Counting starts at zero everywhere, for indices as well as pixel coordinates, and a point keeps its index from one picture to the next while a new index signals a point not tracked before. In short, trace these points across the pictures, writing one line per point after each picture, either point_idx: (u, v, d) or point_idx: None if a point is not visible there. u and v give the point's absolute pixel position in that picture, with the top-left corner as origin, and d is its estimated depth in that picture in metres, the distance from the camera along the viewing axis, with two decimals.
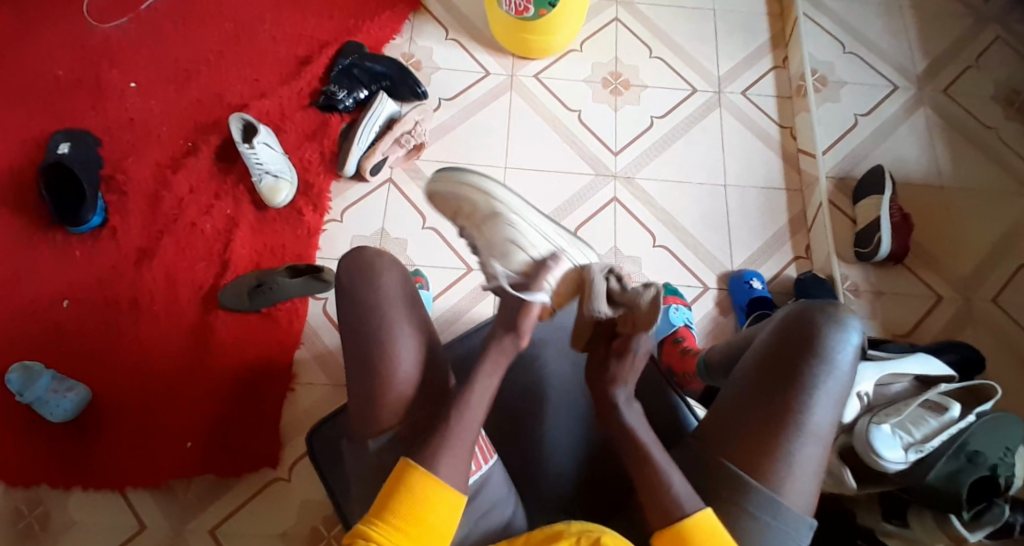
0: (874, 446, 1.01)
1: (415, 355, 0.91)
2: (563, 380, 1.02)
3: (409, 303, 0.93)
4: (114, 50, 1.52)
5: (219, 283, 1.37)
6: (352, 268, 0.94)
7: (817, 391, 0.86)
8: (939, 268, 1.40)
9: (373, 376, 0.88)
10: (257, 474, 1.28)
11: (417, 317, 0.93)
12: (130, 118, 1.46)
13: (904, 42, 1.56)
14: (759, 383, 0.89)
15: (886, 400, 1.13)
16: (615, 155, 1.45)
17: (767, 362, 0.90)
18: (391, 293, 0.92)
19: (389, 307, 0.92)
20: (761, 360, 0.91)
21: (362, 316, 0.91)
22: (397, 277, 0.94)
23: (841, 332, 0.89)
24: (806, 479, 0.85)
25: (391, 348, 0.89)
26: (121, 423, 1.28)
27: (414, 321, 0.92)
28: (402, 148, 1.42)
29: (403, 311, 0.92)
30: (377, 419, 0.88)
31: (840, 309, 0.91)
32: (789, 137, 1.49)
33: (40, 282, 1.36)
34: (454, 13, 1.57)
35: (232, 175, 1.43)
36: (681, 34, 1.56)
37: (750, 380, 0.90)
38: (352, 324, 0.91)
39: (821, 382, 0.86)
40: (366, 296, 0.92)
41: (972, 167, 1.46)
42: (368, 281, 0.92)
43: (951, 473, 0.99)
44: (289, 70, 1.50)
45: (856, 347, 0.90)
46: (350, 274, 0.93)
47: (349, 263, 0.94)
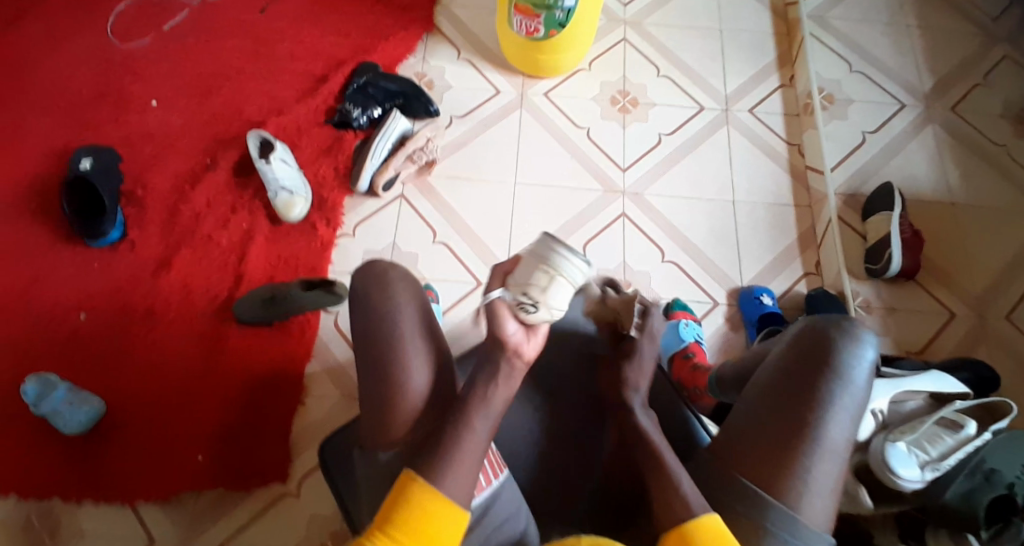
0: (892, 464, 0.99)
1: (424, 362, 0.90)
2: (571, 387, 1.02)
3: (421, 313, 0.93)
4: (138, 68, 1.56)
5: (233, 296, 1.39)
6: (366, 280, 0.94)
7: (833, 408, 0.86)
8: (952, 285, 1.40)
9: (384, 378, 0.89)
10: (267, 487, 1.28)
11: (431, 332, 0.93)
12: (151, 134, 1.50)
13: (912, 60, 1.57)
14: (776, 401, 0.88)
15: (899, 418, 1.11)
16: (624, 171, 1.47)
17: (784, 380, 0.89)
18: (403, 305, 0.92)
19: (401, 319, 0.91)
20: (777, 378, 0.90)
21: (374, 327, 0.91)
22: (409, 289, 0.94)
23: (856, 346, 0.89)
24: (824, 497, 0.84)
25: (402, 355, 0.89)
26: (134, 435, 1.30)
27: (425, 336, 0.92)
28: (415, 163, 1.45)
29: (414, 323, 0.92)
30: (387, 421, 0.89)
31: (852, 324, 0.91)
32: (797, 153, 1.50)
33: (59, 292, 1.38)
34: (466, 34, 1.61)
35: (249, 189, 1.46)
36: (690, 53, 1.58)
37: (765, 397, 0.89)
38: (364, 334, 0.91)
39: (838, 397, 0.86)
40: (378, 306, 0.92)
41: (982, 183, 1.47)
42: (383, 289, 0.93)
43: (967, 493, 1.01)
44: (307, 88, 1.54)
45: (870, 363, 0.90)
46: (364, 286, 0.93)
47: (365, 275, 0.95)
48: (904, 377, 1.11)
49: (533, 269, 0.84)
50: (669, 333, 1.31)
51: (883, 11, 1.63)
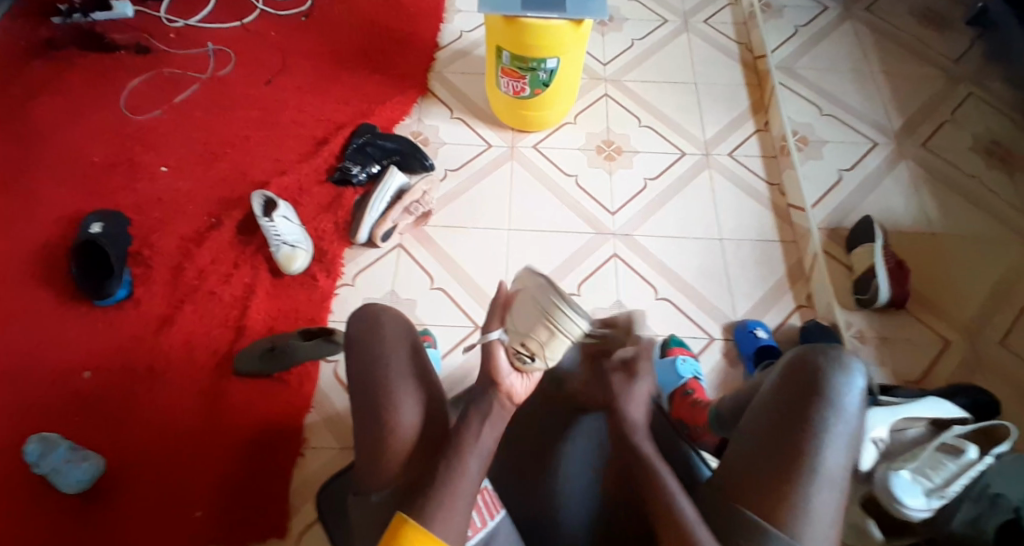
0: (897, 496, 1.04)
1: (417, 398, 0.92)
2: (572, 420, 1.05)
3: (412, 353, 0.95)
4: (147, 138, 1.64)
5: (235, 348, 1.42)
6: (359, 324, 0.97)
7: (826, 435, 0.86)
8: (942, 314, 1.43)
9: (377, 415, 0.90)
10: (265, 543, 1.27)
11: (422, 372, 0.94)
12: (158, 197, 1.56)
13: (880, 103, 1.67)
14: (770, 431, 0.88)
15: (903, 446, 1.14)
16: (613, 215, 1.53)
17: (777, 409, 0.89)
18: (393, 345, 0.95)
19: (392, 358, 0.93)
20: (770, 407, 0.90)
21: (367, 367, 0.93)
22: (401, 330, 0.97)
23: (845, 375, 0.90)
24: (825, 527, 0.84)
25: (393, 393, 0.91)
26: (132, 491, 1.29)
27: (417, 373, 0.94)
28: (410, 216, 1.50)
29: (405, 361, 0.94)
30: (378, 455, 0.89)
31: (841, 352, 0.92)
32: (778, 193, 1.57)
33: (64, 351, 1.40)
34: (458, 96, 1.71)
35: (253, 246, 1.51)
36: (668, 105, 1.67)
37: (760, 427, 0.89)
38: (358, 373, 0.94)
39: (831, 427, 0.86)
40: (372, 346, 0.94)
41: (959, 213, 1.52)
42: (375, 334, 0.95)
43: (976, 518, 1.02)
44: (309, 149, 1.62)
45: (862, 390, 0.90)
46: (357, 330, 0.96)
47: (358, 318, 0.98)
48: (902, 405, 1.14)
49: (536, 323, 0.85)
50: (667, 371, 1.33)
51: (849, 60, 1.74)
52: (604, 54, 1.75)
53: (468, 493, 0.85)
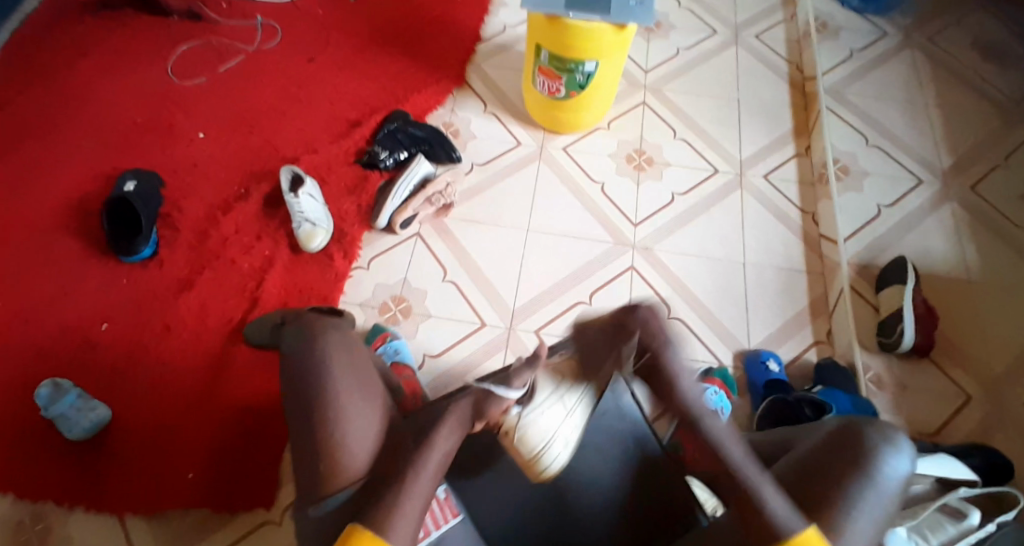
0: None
1: (364, 405, 0.95)
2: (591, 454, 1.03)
3: (352, 360, 0.99)
4: (189, 104, 1.68)
5: (246, 318, 1.44)
6: (297, 338, 1.01)
7: (857, 509, 0.83)
8: (968, 366, 1.36)
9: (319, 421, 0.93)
10: (252, 512, 1.30)
11: (361, 382, 0.98)
12: (192, 164, 1.60)
13: (930, 137, 1.59)
14: (800, 491, 0.86)
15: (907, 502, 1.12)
16: (636, 226, 1.50)
17: (812, 473, 0.87)
18: (334, 354, 0.98)
19: (332, 365, 0.97)
20: (805, 468, 0.88)
21: (307, 376, 0.96)
22: (340, 340, 1.01)
23: (892, 450, 0.86)
24: None
25: (335, 399, 0.94)
26: (132, 447, 1.33)
27: (358, 380, 0.98)
28: (432, 206, 1.50)
29: (348, 369, 0.97)
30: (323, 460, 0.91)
31: (893, 429, 0.88)
32: (811, 221, 1.51)
33: (86, 304, 1.45)
34: (495, 90, 1.69)
35: (276, 221, 1.54)
36: (707, 120, 1.63)
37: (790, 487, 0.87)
38: (298, 384, 0.96)
39: (862, 497, 0.84)
40: (310, 356, 0.98)
41: (1001, 262, 1.44)
42: (312, 346, 0.99)
43: None
44: (341, 130, 1.63)
45: (907, 469, 0.86)
46: (294, 343, 1.00)
47: (295, 333, 1.02)
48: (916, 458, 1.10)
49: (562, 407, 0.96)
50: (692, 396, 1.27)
51: (903, 89, 1.66)
52: (647, 60, 1.71)
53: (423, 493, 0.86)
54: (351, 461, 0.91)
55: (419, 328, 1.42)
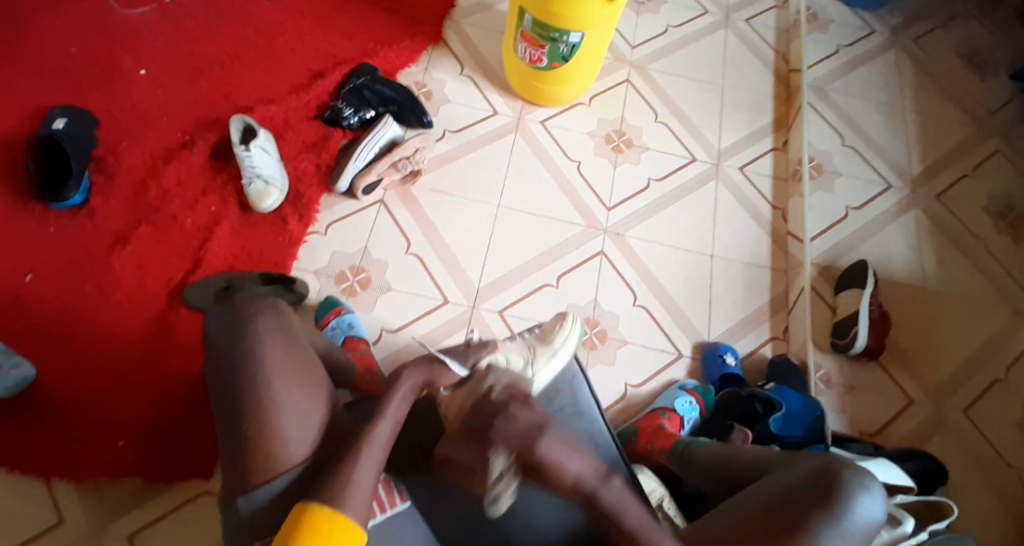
0: None
1: (300, 395, 0.90)
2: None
3: (287, 344, 0.92)
4: (131, 36, 1.51)
5: (189, 279, 1.34)
6: (226, 317, 0.92)
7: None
8: (913, 370, 1.39)
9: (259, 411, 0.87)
10: (188, 484, 1.23)
11: (301, 365, 0.92)
12: (132, 103, 1.45)
13: (903, 143, 1.59)
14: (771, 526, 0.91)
15: None
16: (608, 210, 1.46)
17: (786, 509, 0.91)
18: (267, 338, 0.91)
19: (266, 351, 0.90)
20: (780, 503, 0.93)
21: (235, 363, 0.90)
22: (274, 321, 0.93)
23: (865, 495, 0.91)
24: None
25: (270, 390, 0.88)
26: (57, 410, 1.23)
27: (294, 366, 0.91)
28: (398, 172, 1.41)
29: (281, 356, 0.90)
30: (264, 455, 0.88)
31: (868, 477, 0.93)
32: (780, 218, 1.50)
33: (6, 250, 1.32)
34: (471, 52, 1.60)
35: (224, 174, 1.42)
36: (689, 104, 1.58)
37: (763, 520, 0.92)
38: (224, 368, 0.90)
39: (829, 537, 0.88)
40: (240, 340, 0.90)
41: (957, 274, 1.47)
42: (236, 329, 0.91)
43: None
44: (302, 81, 1.51)
45: (875, 516, 0.91)
46: (221, 324, 0.92)
47: (223, 310, 0.93)
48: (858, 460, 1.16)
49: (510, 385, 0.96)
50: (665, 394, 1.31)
51: (882, 91, 1.65)
52: (634, 35, 1.64)
53: (366, 490, 0.87)
54: (286, 462, 0.88)
55: (377, 302, 1.35)
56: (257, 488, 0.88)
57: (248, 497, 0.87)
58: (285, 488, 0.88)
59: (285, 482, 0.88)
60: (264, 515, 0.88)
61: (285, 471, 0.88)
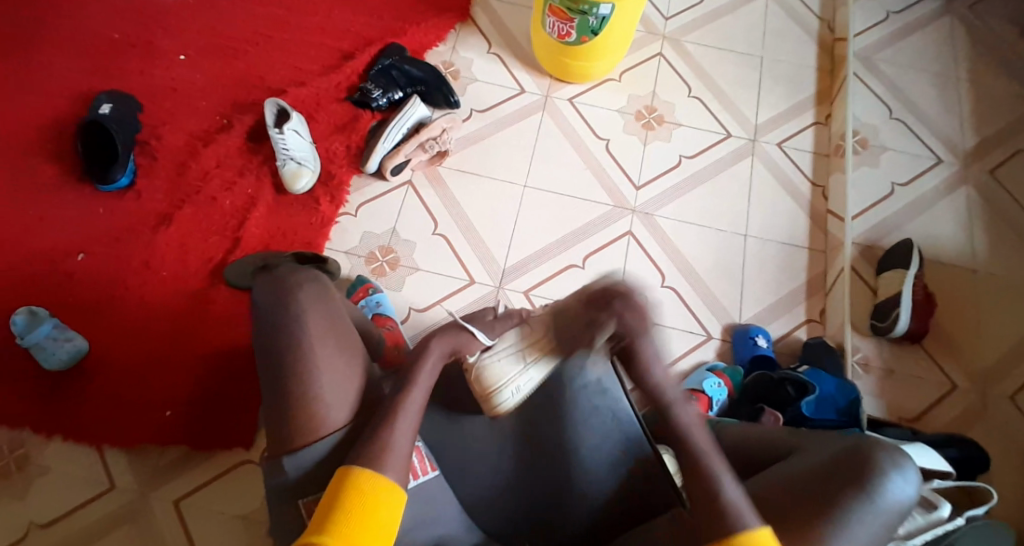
0: None
1: (339, 362, 0.96)
2: (586, 433, 1.03)
3: (327, 313, 0.99)
4: (170, 21, 1.56)
5: (227, 259, 1.39)
6: (269, 287, 0.99)
7: (850, 523, 0.86)
8: (959, 354, 1.33)
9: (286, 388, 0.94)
10: (230, 452, 1.30)
11: (338, 329, 0.98)
12: (172, 87, 1.50)
13: (957, 115, 1.50)
14: (800, 499, 0.90)
15: None
16: (637, 189, 1.43)
17: (816, 483, 0.90)
18: (309, 307, 0.97)
19: (307, 318, 0.97)
20: (812, 477, 0.91)
21: (279, 329, 0.96)
22: (316, 291, 1.00)
23: (899, 474, 0.89)
24: None
25: (311, 356, 0.95)
26: (107, 383, 1.31)
27: (334, 332, 0.97)
28: (426, 153, 1.42)
29: (319, 321, 0.97)
30: (293, 429, 0.93)
31: (902, 455, 0.91)
32: (820, 196, 1.44)
33: (59, 231, 1.39)
34: (501, 28, 1.58)
35: (260, 156, 1.46)
36: (725, 78, 1.52)
37: (792, 492, 0.91)
38: (267, 335, 0.96)
39: (860, 516, 0.87)
40: (284, 306, 0.97)
41: (1012, 255, 1.38)
42: (280, 297, 0.98)
43: None
44: (333, 62, 1.53)
45: (909, 494, 0.89)
46: (264, 295, 0.98)
47: (266, 282, 1.00)
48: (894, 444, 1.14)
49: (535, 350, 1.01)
50: (692, 377, 1.29)
51: (936, 59, 1.55)
52: (669, 6, 1.59)
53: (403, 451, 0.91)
54: (317, 433, 0.93)
55: (405, 281, 1.37)
56: (297, 450, 0.93)
57: (289, 459, 0.92)
58: (324, 452, 0.93)
59: (326, 445, 0.93)
60: (305, 477, 0.93)
61: (325, 434, 0.93)
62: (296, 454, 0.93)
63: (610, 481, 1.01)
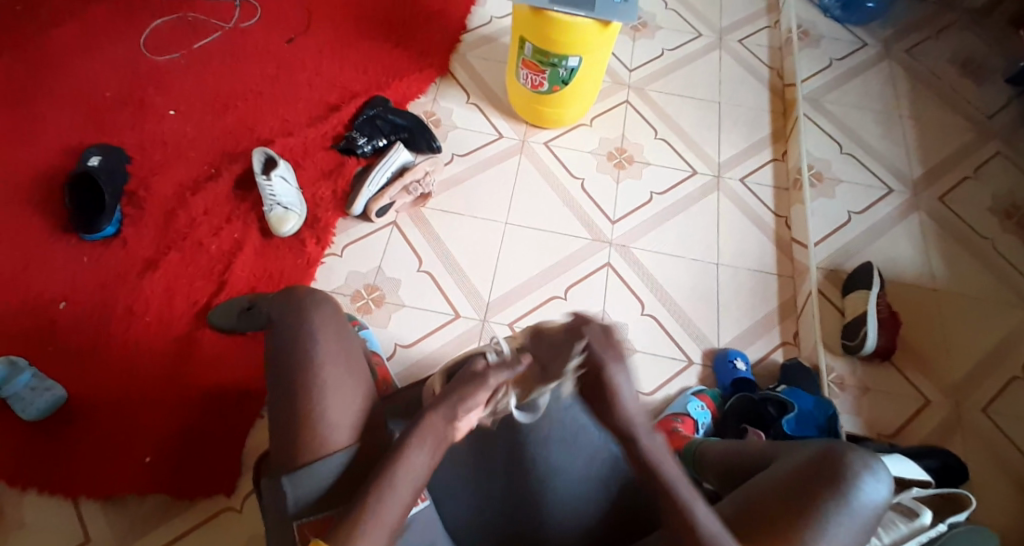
0: None
1: (348, 384, 0.94)
2: (573, 446, 1.02)
3: (339, 337, 0.96)
4: (160, 79, 1.63)
5: (213, 302, 1.40)
6: (285, 305, 0.98)
7: (829, 523, 0.89)
8: (928, 371, 1.38)
9: (285, 405, 0.92)
10: (211, 499, 1.27)
11: (349, 353, 0.96)
12: (161, 141, 1.55)
13: (902, 149, 1.62)
14: (782, 503, 0.91)
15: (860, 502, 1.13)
16: (612, 224, 1.50)
17: (795, 488, 0.92)
18: (322, 328, 0.96)
19: (320, 339, 0.94)
20: (790, 482, 0.93)
21: (291, 346, 0.94)
22: (330, 313, 0.98)
23: (871, 475, 0.92)
24: None
25: (317, 374, 0.92)
26: (89, 432, 1.29)
27: (346, 360, 0.95)
28: (409, 195, 1.48)
29: (333, 346, 0.95)
30: (288, 440, 0.90)
31: (871, 457, 0.94)
32: (784, 226, 1.53)
33: (43, 279, 1.40)
34: (477, 81, 1.68)
35: (247, 202, 1.50)
36: (688, 121, 1.64)
37: (773, 496, 0.92)
38: (280, 355, 0.94)
39: (838, 520, 0.89)
40: (299, 325, 0.96)
41: (965, 274, 1.48)
42: (297, 315, 0.96)
43: None
44: (319, 114, 1.60)
45: (883, 494, 0.92)
46: (281, 316, 0.97)
47: (280, 302, 0.99)
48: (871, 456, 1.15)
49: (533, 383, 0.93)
50: (678, 401, 1.31)
51: (878, 100, 1.69)
52: (631, 59, 1.71)
53: (403, 497, 0.84)
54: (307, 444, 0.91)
55: (391, 318, 1.40)
56: (297, 470, 0.90)
57: (289, 481, 0.89)
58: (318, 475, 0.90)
59: (325, 467, 0.90)
60: (303, 495, 0.90)
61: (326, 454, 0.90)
62: (294, 474, 0.90)
63: (592, 500, 0.99)
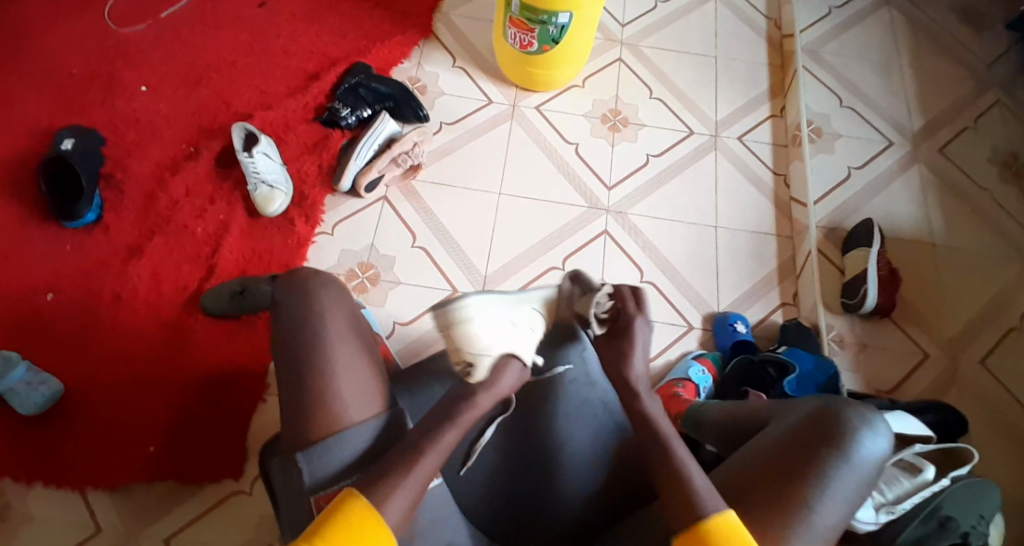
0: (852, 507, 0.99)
1: (361, 363, 0.89)
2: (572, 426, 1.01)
3: (350, 320, 0.93)
4: (129, 53, 1.55)
5: (203, 286, 1.37)
6: (292, 287, 0.94)
7: (828, 481, 0.86)
8: (926, 324, 1.38)
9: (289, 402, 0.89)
10: (218, 484, 1.26)
11: (360, 333, 0.93)
12: (136, 118, 1.49)
13: (902, 100, 1.58)
14: (776, 463, 0.88)
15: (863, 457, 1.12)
16: (609, 189, 1.47)
17: (790, 447, 0.89)
18: (331, 313, 0.91)
19: (329, 321, 0.90)
20: (784, 442, 0.90)
21: (301, 326, 0.90)
22: (337, 298, 0.93)
23: (869, 431, 0.89)
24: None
25: (329, 356, 0.88)
26: (89, 422, 1.27)
27: (357, 338, 0.91)
28: (398, 167, 1.43)
29: (342, 323, 0.91)
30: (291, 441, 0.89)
31: (869, 411, 0.91)
32: (782, 184, 1.51)
33: (26, 270, 1.35)
34: (463, 43, 1.61)
35: (229, 181, 1.45)
36: (683, 79, 1.59)
37: (769, 456, 0.89)
38: (288, 345, 0.90)
39: (836, 476, 0.86)
40: (309, 307, 0.91)
41: (964, 227, 1.46)
42: (307, 300, 0.92)
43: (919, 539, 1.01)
44: (300, 84, 1.54)
45: (883, 449, 0.89)
46: (290, 302, 0.92)
47: (285, 284, 0.94)
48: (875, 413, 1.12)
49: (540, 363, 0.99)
50: (679, 368, 1.31)
51: (878, 50, 1.64)
52: (624, 14, 1.65)
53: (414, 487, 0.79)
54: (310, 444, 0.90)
55: (387, 296, 1.37)
56: (314, 445, 0.84)
57: (304, 457, 0.83)
58: (333, 451, 0.84)
59: (337, 442, 0.84)
60: (319, 471, 0.84)
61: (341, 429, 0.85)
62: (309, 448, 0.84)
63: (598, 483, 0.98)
